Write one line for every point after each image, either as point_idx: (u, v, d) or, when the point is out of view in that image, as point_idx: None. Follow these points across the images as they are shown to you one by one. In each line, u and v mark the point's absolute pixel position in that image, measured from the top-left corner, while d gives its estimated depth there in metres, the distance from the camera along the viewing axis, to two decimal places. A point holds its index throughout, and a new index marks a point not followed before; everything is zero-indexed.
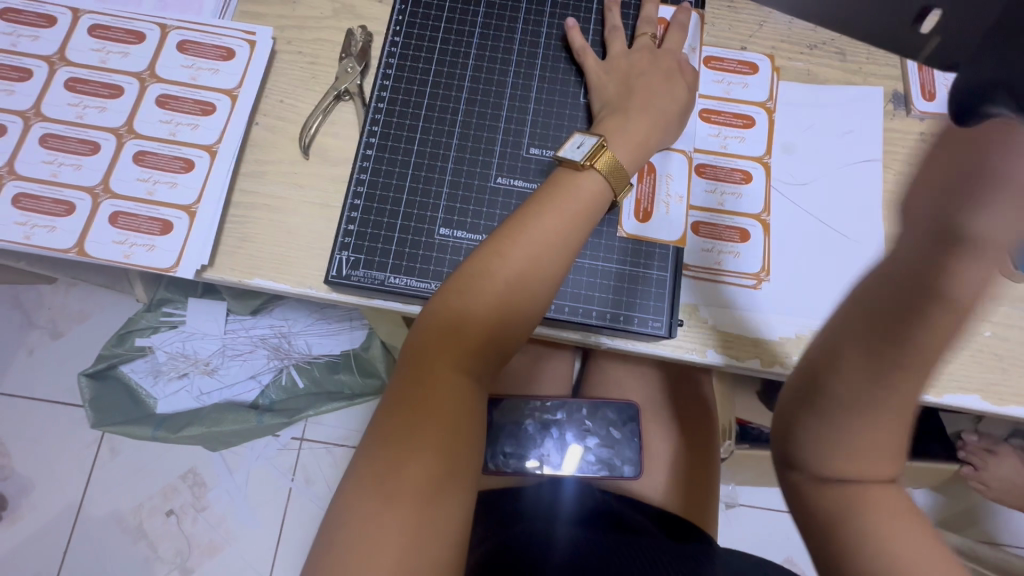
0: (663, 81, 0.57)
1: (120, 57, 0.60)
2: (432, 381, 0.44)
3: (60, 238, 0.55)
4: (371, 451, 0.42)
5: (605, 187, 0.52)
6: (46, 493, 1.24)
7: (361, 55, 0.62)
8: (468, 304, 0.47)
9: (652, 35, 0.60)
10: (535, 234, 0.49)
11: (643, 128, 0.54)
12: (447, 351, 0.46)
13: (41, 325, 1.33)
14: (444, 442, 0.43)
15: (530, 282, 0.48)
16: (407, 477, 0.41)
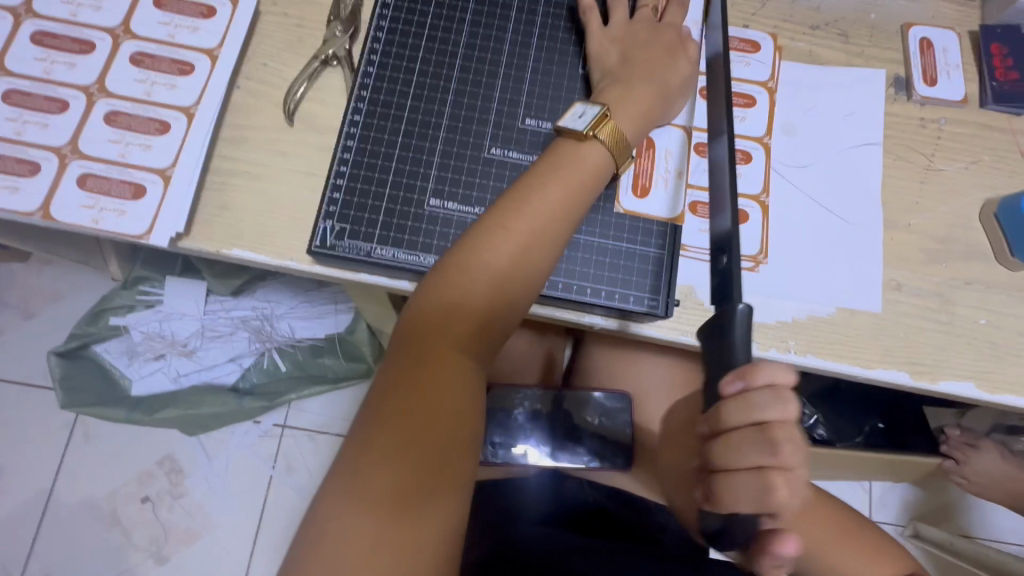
0: (664, 55, 0.55)
1: (93, 11, 0.57)
2: (431, 364, 0.43)
3: (24, 200, 0.52)
4: (366, 431, 0.41)
5: (607, 159, 0.50)
6: (14, 478, 1.19)
7: (351, 18, 0.59)
8: (467, 281, 0.45)
9: (654, 7, 0.58)
10: (540, 208, 0.47)
11: (644, 102, 0.52)
12: (444, 333, 0.44)
13: (10, 304, 1.27)
14: (444, 422, 0.42)
15: (531, 260, 0.46)
16: (408, 461, 0.40)
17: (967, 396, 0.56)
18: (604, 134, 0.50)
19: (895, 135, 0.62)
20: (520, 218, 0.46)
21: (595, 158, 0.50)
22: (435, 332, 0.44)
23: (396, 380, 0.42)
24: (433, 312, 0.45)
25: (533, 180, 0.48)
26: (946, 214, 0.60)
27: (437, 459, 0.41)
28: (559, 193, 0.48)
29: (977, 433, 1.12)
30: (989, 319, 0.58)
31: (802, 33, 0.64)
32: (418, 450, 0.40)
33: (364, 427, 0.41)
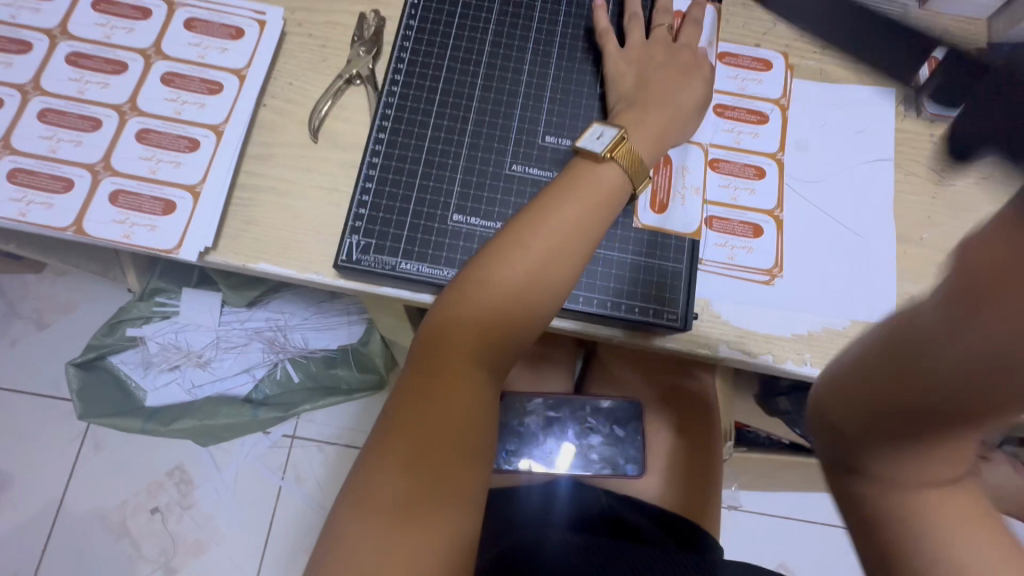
0: (679, 77, 0.57)
1: (125, 33, 0.59)
2: (449, 374, 0.44)
3: (57, 216, 0.53)
4: (386, 440, 0.41)
5: (624, 180, 0.51)
6: (26, 488, 1.20)
7: (375, 39, 0.61)
8: (483, 297, 0.46)
9: (669, 27, 0.60)
10: (556, 226, 0.48)
11: (661, 121, 0.54)
12: (463, 345, 0.45)
13: (25, 315, 1.29)
14: (463, 432, 0.42)
15: (548, 274, 0.47)
16: (425, 470, 0.40)
17: None
18: (621, 154, 0.51)
19: (906, 151, 0.63)
20: (536, 236, 0.47)
21: (610, 179, 0.51)
22: (452, 346, 0.45)
23: (414, 392, 0.43)
24: (448, 326, 0.46)
25: (550, 199, 0.49)
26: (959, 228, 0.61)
27: (456, 467, 0.41)
28: (575, 212, 0.49)
29: None
30: None
31: (812, 52, 0.66)
32: (436, 459, 0.41)
33: (382, 437, 0.42)
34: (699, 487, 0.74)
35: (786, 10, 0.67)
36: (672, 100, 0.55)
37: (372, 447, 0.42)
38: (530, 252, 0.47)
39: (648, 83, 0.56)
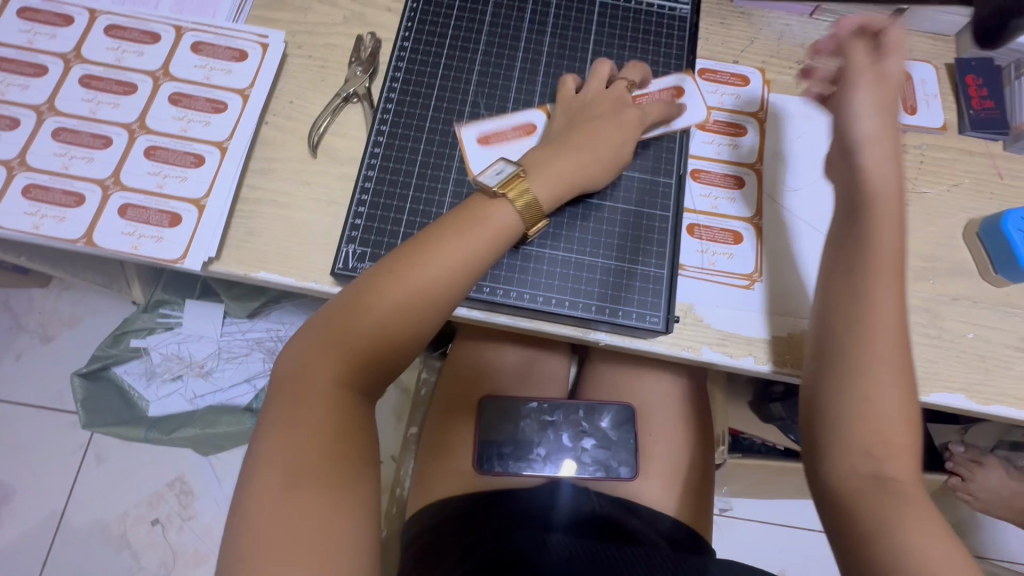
0: (617, 132, 0.57)
1: (135, 56, 0.62)
2: (310, 398, 0.44)
3: (69, 228, 0.56)
4: (267, 451, 0.42)
5: (515, 217, 0.51)
6: (29, 499, 1.21)
7: (371, 60, 0.65)
8: (366, 322, 0.46)
9: (631, 82, 0.61)
10: (440, 253, 0.48)
11: (572, 166, 0.54)
12: (328, 369, 0.45)
13: (32, 327, 1.31)
14: (339, 446, 0.43)
15: (412, 303, 0.47)
16: (300, 487, 0.41)
17: (959, 407, 0.58)
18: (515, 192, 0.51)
19: None
20: (416, 262, 0.47)
21: (506, 212, 0.51)
22: (334, 362, 0.45)
23: (289, 406, 0.44)
24: (331, 340, 0.46)
25: (438, 227, 0.49)
26: (931, 234, 0.64)
27: (332, 482, 0.42)
28: (464, 239, 0.49)
29: (981, 450, 1.12)
30: (976, 333, 0.61)
31: (789, 67, 0.68)
32: (313, 474, 0.41)
33: (263, 448, 0.42)
34: (695, 488, 0.76)
35: (763, 28, 0.70)
36: (601, 147, 0.56)
37: (256, 458, 0.42)
38: (391, 280, 0.47)
39: (583, 126, 0.57)
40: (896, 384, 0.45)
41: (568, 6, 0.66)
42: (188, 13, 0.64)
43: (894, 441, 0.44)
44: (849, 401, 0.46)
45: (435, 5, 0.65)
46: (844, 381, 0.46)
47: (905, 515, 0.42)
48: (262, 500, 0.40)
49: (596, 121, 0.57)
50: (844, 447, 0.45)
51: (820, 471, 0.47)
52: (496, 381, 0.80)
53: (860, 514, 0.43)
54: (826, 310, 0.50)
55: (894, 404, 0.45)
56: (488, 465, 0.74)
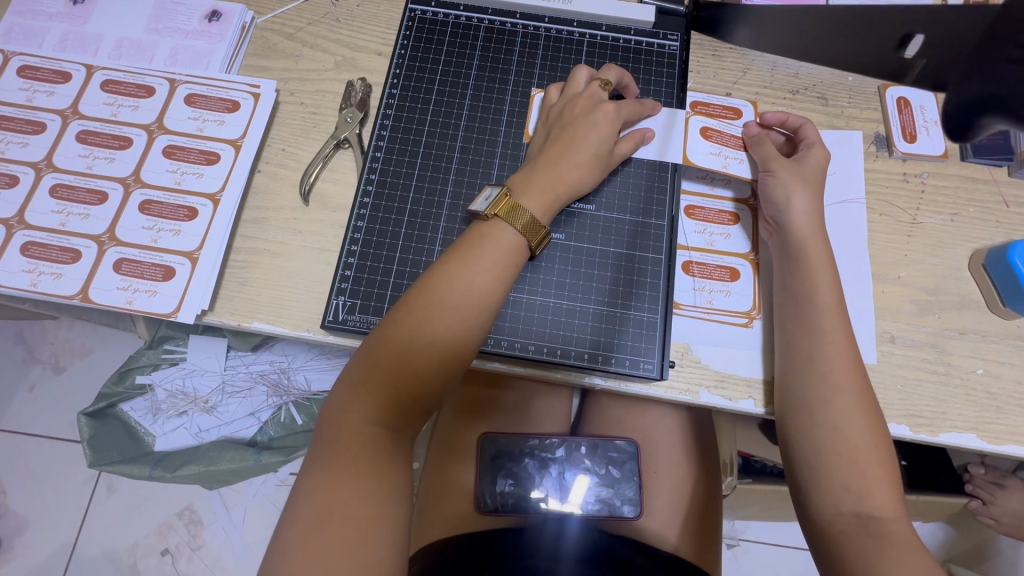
0: (559, 142, 0.56)
1: (130, 110, 0.63)
2: (346, 441, 0.44)
3: (65, 285, 0.57)
4: (312, 481, 0.43)
5: (516, 233, 0.51)
6: (40, 532, 1.22)
7: (361, 105, 0.65)
8: (384, 355, 0.46)
9: (604, 82, 0.59)
10: (459, 279, 0.48)
11: (542, 182, 0.53)
12: (358, 409, 0.45)
13: (42, 360, 1.33)
14: (374, 474, 0.43)
15: (436, 330, 0.47)
16: (341, 513, 0.41)
17: (969, 447, 0.57)
18: (505, 210, 0.51)
19: (878, 190, 0.65)
20: (433, 290, 0.48)
21: (505, 232, 0.51)
22: (367, 395, 0.46)
23: (330, 438, 0.45)
24: (360, 374, 0.46)
25: (448, 254, 0.50)
26: (935, 265, 0.62)
27: (366, 509, 0.42)
28: (474, 262, 0.49)
29: (1004, 472, 1.07)
30: (986, 369, 0.59)
31: (782, 98, 0.67)
32: (354, 501, 0.42)
33: (306, 480, 0.43)
34: (703, 527, 0.74)
35: (755, 59, 0.68)
36: (584, 150, 0.55)
37: (302, 489, 0.42)
38: (410, 314, 0.47)
39: (557, 137, 0.56)
40: (859, 416, 0.49)
41: (556, 46, 0.66)
42: (182, 65, 0.66)
43: (869, 474, 0.47)
44: (816, 433, 0.50)
45: (423, 50, 0.65)
46: (815, 416, 0.50)
47: (888, 553, 0.44)
48: (298, 530, 0.40)
49: (574, 126, 0.56)
50: (824, 486, 0.48)
51: (809, 511, 0.49)
52: (496, 417, 0.79)
53: (852, 553, 0.45)
54: (788, 350, 0.53)
55: (862, 437, 0.48)
56: (489, 503, 0.73)
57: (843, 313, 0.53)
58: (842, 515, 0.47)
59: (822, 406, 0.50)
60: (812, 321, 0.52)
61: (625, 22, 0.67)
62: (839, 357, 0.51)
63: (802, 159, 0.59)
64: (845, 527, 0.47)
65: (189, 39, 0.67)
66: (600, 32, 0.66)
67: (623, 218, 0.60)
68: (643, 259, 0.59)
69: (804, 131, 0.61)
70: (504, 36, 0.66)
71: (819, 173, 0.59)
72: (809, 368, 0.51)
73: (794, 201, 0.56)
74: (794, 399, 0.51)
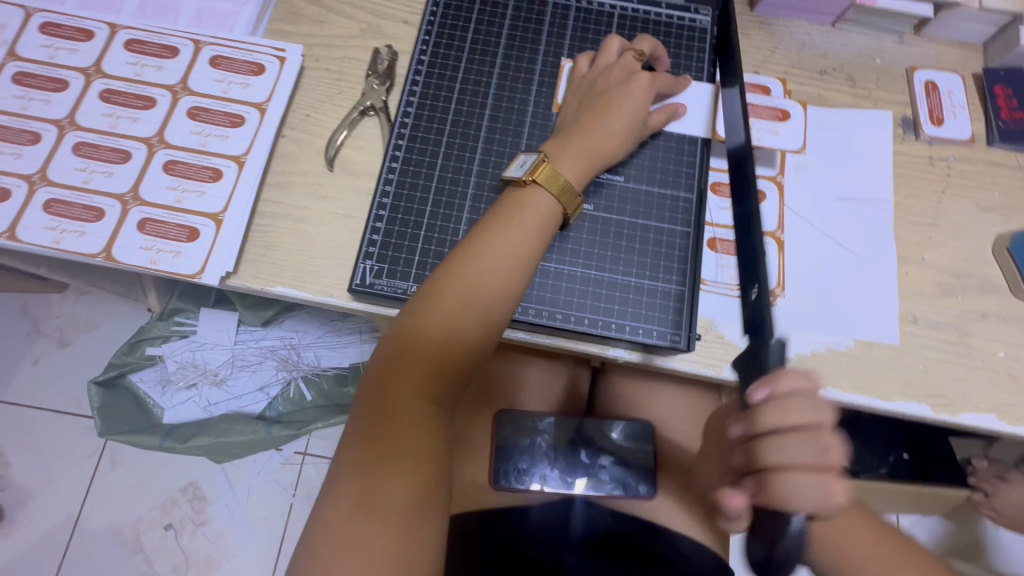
0: (596, 111, 0.55)
1: (154, 70, 0.62)
2: (387, 416, 0.44)
3: (88, 243, 0.56)
4: (351, 458, 0.43)
5: (553, 202, 0.51)
6: (44, 504, 1.22)
7: (388, 73, 0.64)
8: (426, 325, 0.46)
9: (638, 53, 0.59)
10: (500, 248, 0.48)
11: (581, 150, 0.53)
12: (400, 381, 0.45)
13: (48, 333, 1.32)
14: (414, 451, 0.43)
15: (478, 298, 0.47)
16: (386, 490, 0.41)
17: (990, 428, 0.57)
18: (544, 177, 0.51)
19: (905, 172, 0.64)
20: (476, 260, 0.47)
21: (545, 199, 0.50)
22: (410, 365, 0.45)
23: (371, 412, 0.44)
24: (403, 344, 0.46)
25: (486, 221, 0.50)
26: (959, 248, 0.62)
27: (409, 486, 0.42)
28: (515, 231, 0.49)
29: (1004, 465, 1.09)
30: (1008, 352, 0.59)
31: (810, 78, 0.67)
32: (396, 478, 0.42)
33: (349, 454, 0.43)
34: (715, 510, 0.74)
35: (784, 38, 0.68)
36: (620, 119, 0.55)
37: (337, 468, 0.43)
38: (451, 283, 0.47)
39: (592, 106, 0.56)
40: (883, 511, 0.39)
41: (586, 18, 0.65)
42: (207, 27, 0.65)
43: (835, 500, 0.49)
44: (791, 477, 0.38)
45: (453, 18, 0.64)
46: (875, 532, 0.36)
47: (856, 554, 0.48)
48: (345, 505, 0.41)
49: (608, 96, 0.56)
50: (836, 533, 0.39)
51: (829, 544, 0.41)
52: (512, 394, 0.79)
53: None
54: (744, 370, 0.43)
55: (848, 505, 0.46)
56: (502, 481, 0.72)
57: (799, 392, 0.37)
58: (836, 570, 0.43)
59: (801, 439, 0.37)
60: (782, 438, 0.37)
61: None
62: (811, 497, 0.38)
63: None
64: (836, 539, 0.48)
65: (214, 1, 0.66)
66: (630, 5, 0.66)
67: (651, 191, 0.59)
68: (671, 232, 0.58)
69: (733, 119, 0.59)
70: (534, 6, 0.65)
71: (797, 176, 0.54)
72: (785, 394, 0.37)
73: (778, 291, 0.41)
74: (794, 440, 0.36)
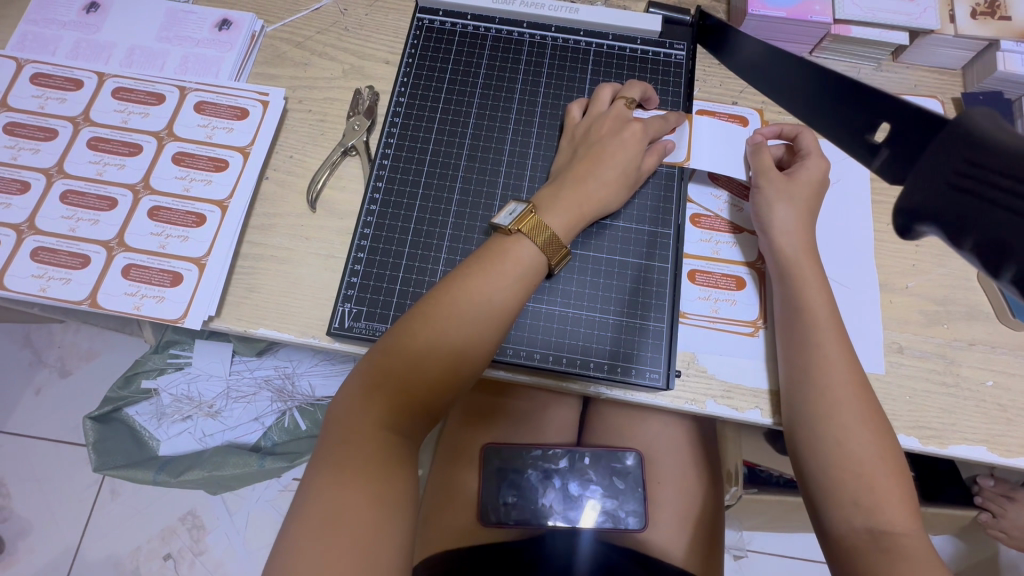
0: (591, 163, 0.56)
1: (141, 117, 0.64)
2: (353, 447, 0.44)
3: (74, 290, 0.57)
4: (316, 487, 0.42)
5: (535, 252, 0.51)
6: (44, 535, 1.22)
7: (369, 113, 0.65)
8: (401, 362, 0.46)
9: (630, 99, 0.60)
10: (475, 292, 0.48)
11: (575, 200, 0.54)
12: (368, 416, 0.45)
13: (49, 363, 1.34)
14: (380, 481, 0.43)
15: (455, 341, 0.47)
16: (350, 515, 0.41)
17: (981, 459, 0.56)
18: (529, 226, 0.51)
19: (887, 200, 0.64)
20: (455, 299, 0.48)
21: (525, 247, 0.51)
22: (380, 399, 0.45)
23: (338, 442, 0.44)
24: (377, 379, 0.46)
25: (468, 264, 0.50)
26: (944, 275, 0.62)
27: (374, 512, 0.41)
28: (495, 275, 0.49)
29: (1013, 484, 1.05)
30: (996, 380, 0.58)
31: None
32: (360, 505, 0.41)
33: (311, 481, 0.43)
34: (705, 539, 0.73)
35: None
36: (613, 167, 0.56)
37: (306, 493, 0.42)
38: (429, 324, 0.47)
39: (584, 156, 0.57)
40: (865, 431, 0.48)
41: (562, 55, 0.66)
42: (192, 73, 0.66)
43: (875, 477, 0.47)
44: (823, 438, 0.49)
45: (431, 59, 0.66)
46: (818, 413, 0.50)
47: (846, 472, 0.48)
48: (300, 531, 0.40)
49: (601, 145, 0.57)
50: (834, 501, 0.48)
51: (824, 514, 0.49)
52: (500, 425, 0.79)
53: (871, 552, 0.45)
54: (791, 357, 0.53)
55: (866, 447, 0.48)
56: (492, 516, 0.72)
57: (814, 252, 0.55)
58: (812, 477, 0.50)
59: (818, 388, 0.50)
60: (782, 320, 0.54)
61: (632, 31, 0.66)
62: (801, 349, 0.52)
63: (795, 174, 0.58)
64: (859, 535, 0.46)
65: (199, 47, 0.68)
66: (606, 42, 0.67)
67: (629, 227, 0.59)
68: (650, 268, 0.58)
69: (760, 153, 0.59)
70: (511, 45, 0.66)
71: (812, 188, 0.57)
72: (850, 371, 0.51)
73: (777, 229, 0.56)
74: (805, 385, 0.51)
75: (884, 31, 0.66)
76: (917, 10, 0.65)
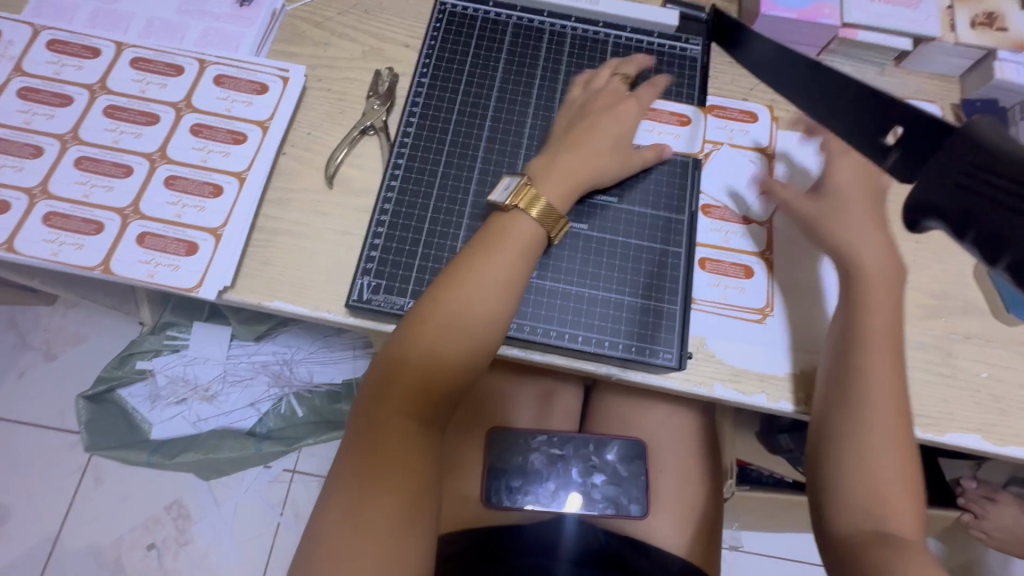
0: (584, 133, 0.58)
1: (159, 88, 0.64)
2: (375, 437, 0.44)
3: (87, 256, 0.57)
4: (343, 475, 0.44)
5: (535, 228, 0.52)
6: (23, 522, 1.19)
7: (388, 94, 0.66)
8: (415, 349, 0.47)
9: (624, 78, 0.63)
10: (479, 275, 0.49)
11: (572, 164, 0.56)
12: (387, 404, 0.45)
13: (35, 346, 1.31)
14: (402, 467, 0.44)
15: (465, 323, 0.48)
16: (383, 501, 0.42)
17: (975, 448, 0.58)
18: (526, 201, 0.52)
19: (888, 198, 0.66)
20: (460, 286, 0.48)
21: (525, 224, 0.52)
22: (398, 388, 0.46)
23: (360, 431, 0.45)
24: (392, 370, 0.47)
25: (472, 248, 0.51)
26: (943, 272, 0.64)
27: (401, 495, 0.43)
28: (498, 257, 0.50)
29: (994, 486, 1.07)
30: (990, 372, 0.60)
31: None
32: (386, 490, 0.42)
33: (338, 471, 0.44)
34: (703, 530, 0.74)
35: None
36: (604, 137, 0.58)
37: (332, 480, 0.44)
38: (438, 309, 0.48)
39: (578, 128, 0.59)
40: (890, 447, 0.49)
41: (581, 45, 0.67)
42: (212, 46, 0.66)
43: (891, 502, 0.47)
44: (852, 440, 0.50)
45: (453, 42, 0.66)
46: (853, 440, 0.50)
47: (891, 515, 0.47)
48: (330, 518, 0.42)
49: (594, 117, 0.59)
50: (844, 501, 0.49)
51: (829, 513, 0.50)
52: (504, 410, 0.79)
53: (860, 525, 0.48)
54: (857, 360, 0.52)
55: (892, 469, 0.48)
56: (496, 500, 0.72)
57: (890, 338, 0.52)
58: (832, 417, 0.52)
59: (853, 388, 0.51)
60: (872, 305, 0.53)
61: (650, 24, 0.68)
62: (885, 360, 0.51)
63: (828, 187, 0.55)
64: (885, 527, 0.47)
65: (219, 22, 0.68)
66: (625, 34, 0.68)
67: (644, 212, 0.61)
68: (663, 252, 0.60)
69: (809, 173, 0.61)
70: (532, 33, 0.67)
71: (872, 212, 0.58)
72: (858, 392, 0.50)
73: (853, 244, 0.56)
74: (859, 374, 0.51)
75: (890, 36, 0.69)
76: (920, 17, 0.68)
